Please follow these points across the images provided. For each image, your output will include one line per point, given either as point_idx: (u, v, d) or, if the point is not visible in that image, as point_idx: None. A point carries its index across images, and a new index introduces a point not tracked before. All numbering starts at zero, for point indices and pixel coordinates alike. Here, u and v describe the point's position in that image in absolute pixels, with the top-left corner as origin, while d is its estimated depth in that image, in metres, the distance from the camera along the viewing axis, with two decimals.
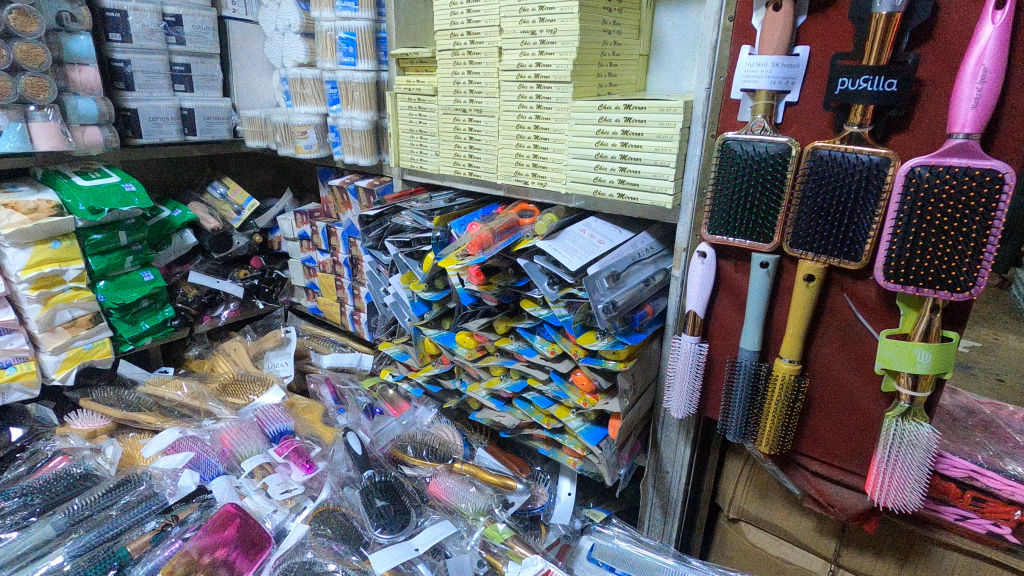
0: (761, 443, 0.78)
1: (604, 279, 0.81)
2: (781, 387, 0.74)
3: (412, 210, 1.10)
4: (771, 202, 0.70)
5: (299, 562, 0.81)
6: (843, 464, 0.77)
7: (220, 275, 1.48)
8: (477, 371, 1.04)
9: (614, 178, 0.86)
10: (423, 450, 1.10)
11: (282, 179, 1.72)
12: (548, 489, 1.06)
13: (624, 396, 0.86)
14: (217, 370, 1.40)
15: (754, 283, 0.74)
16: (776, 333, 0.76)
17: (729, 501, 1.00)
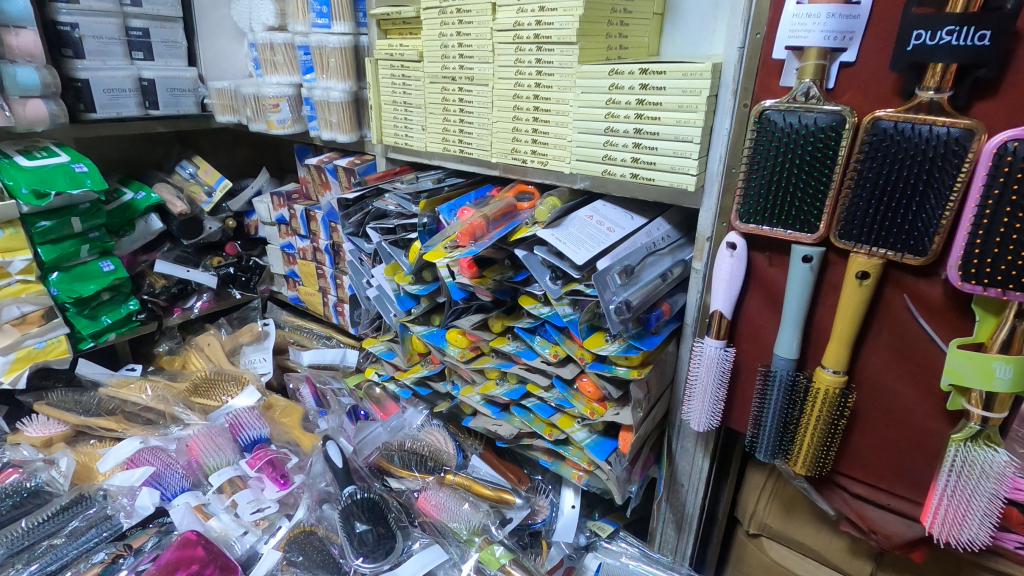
0: (796, 463, 0.68)
1: (616, 274, 0.70)
2: (823, 401, 0.64)
3: (396, 193, 0.97)
4: (819, 184, 0.59)
5: None
6: (890, 488, 0.66)
7: (191, 263, 1.36)
8: (471, 373, 0.93)
9: (626, 156, 0.74)
10: (412, 461, 1.00)
11: (260, 157, 1.58)
12: (550, 501, 0.96)
13: (638, 407, 0.76)
14: (190, 368, 1.30)
15: (795, 281, 0.63)
16: (816, 338, 0.65)
17: (749, 515, 0.90)
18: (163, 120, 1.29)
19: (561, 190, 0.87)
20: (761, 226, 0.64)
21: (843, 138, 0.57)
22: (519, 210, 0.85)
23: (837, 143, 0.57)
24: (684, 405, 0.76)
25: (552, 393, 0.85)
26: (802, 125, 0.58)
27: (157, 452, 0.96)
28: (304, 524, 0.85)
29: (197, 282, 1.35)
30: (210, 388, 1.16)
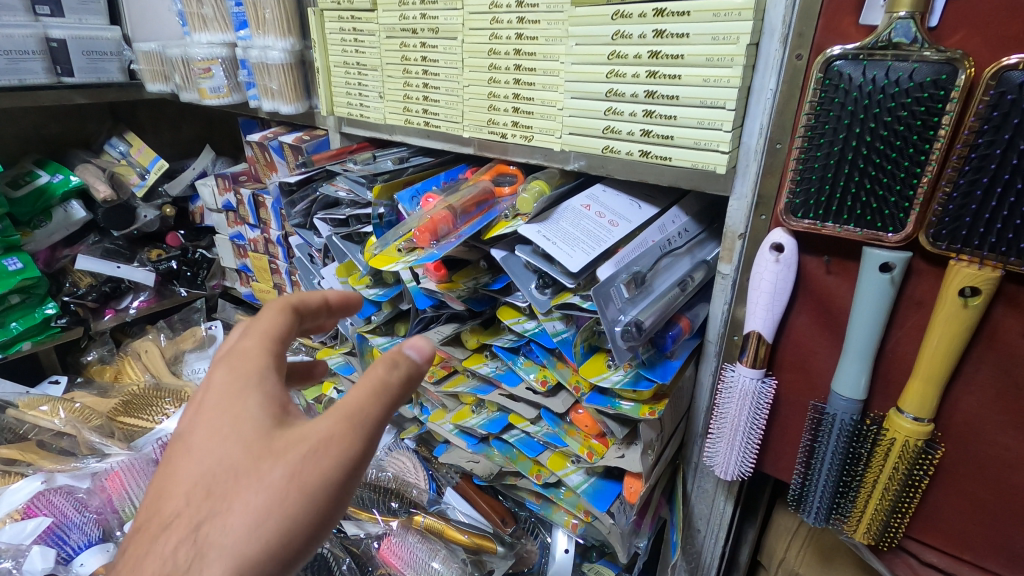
0: (857, 527, 0.52)
1: (623, 284, 0.55)
2: (899, 454, 0.48)
3: (349, 175, 0.79)
4: (912, 167, 0.42)
5: None
6: (976, 560, 0.51)
7: (123, 258, 1.17)
8: (442, 396, 0.77)
9: (635, 128, 0.56)
10: (370, 499, 0.84)
11: (209, 134, 1.40)
12: (540, 544, 0.80)
13: (648, 448, 0.60)
14: (124, 379, 1.12)
15: (867, 296, 0.47)
16: (889, 369, 0.49)
17: (777, 563, 0.75)
18: (80, 90, 1.09)
19: (550, 172, 0.70)
20: (822, 223, 0.47)
21: (952, 100, 0.39)
22: (494, 197, 0.68)
23: (944, 107, 0.40)
24: (707, 446, 0.61)
25: (540, 427, 0.69)
26: (890, 82, 0.41)
27: (65, 495, 0.79)
28: None
29: (131, 280, 1.17)
30: (143, 406, 1.00)
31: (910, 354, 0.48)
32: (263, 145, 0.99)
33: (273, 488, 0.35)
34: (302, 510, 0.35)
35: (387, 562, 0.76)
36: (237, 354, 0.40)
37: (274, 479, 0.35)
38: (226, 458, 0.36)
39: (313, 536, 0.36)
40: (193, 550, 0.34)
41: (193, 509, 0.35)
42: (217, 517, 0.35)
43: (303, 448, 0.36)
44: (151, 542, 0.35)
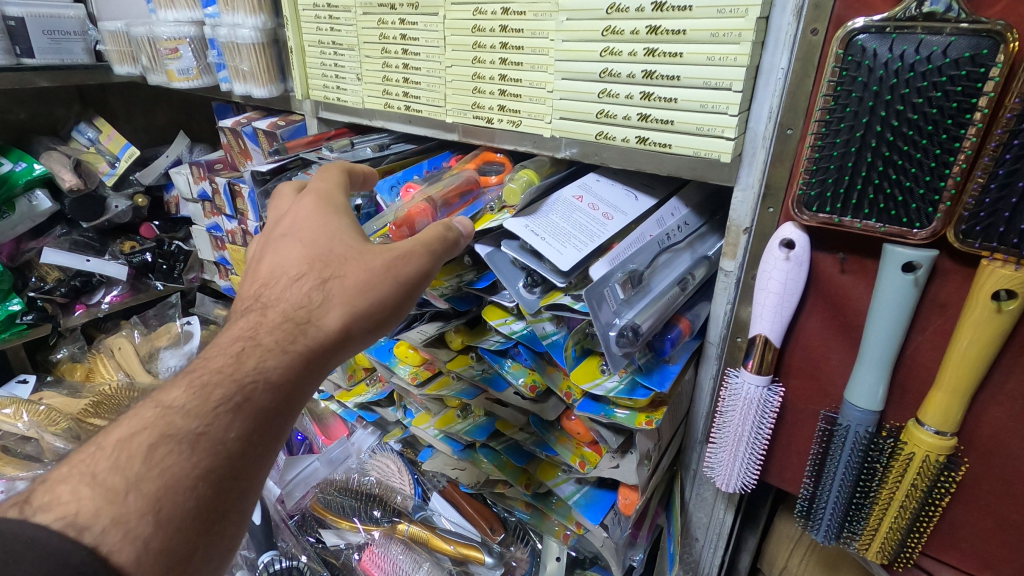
0: (870, 546, 0.48)
1: (619, 284, 0.50)
2: (918, 470, 0.44)
3: (324, 163, 0.73)
4: (943, 155, 0.37)
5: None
6: None
7: (92, 250, 1.12)
8: (425, 399, 0.73)
9: (631, 113, 0.51)
10: (352, 507, 0.79)
11: (186, 119, 1.31)
12: (532, 552, 0.75)
13: (645, 459, 0.56)
14: (97, 377, 1.08)
15: (887, 299, 0.42)
16: (908, 377, 0.45)
17: (779, 572, 0.72)
18: (42, 72, 1.02)
19: (539, 160, 0.65)
20: (838, 218, 0.42)
21: (991, 79, 0.35)
22: (479, 186, 0.63)
23: (980, 89, 0.35)
24: (707, 455, 0.57)
25: (530, 434, 0.65)
26: (921, 59, 0.36)
27: None
28: None
29: (102, 273, 1.11)
30: (114, 407, 0.95)
31: (932, 361, 0.44)
32: (236, 131, 0.93)
33: (373, 271, 0.47)
34: (391, 290, 0.47)
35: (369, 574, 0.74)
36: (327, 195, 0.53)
37: (376, 263, 0.47)
38: (333, 246, 0.48)
39: (397, 310, 0.47)
40: (315, 304, 0.44)
41: (312, 278, 0.46)
42: (331, 282, 0.45)
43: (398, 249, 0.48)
44: (271, 300, 0.45)
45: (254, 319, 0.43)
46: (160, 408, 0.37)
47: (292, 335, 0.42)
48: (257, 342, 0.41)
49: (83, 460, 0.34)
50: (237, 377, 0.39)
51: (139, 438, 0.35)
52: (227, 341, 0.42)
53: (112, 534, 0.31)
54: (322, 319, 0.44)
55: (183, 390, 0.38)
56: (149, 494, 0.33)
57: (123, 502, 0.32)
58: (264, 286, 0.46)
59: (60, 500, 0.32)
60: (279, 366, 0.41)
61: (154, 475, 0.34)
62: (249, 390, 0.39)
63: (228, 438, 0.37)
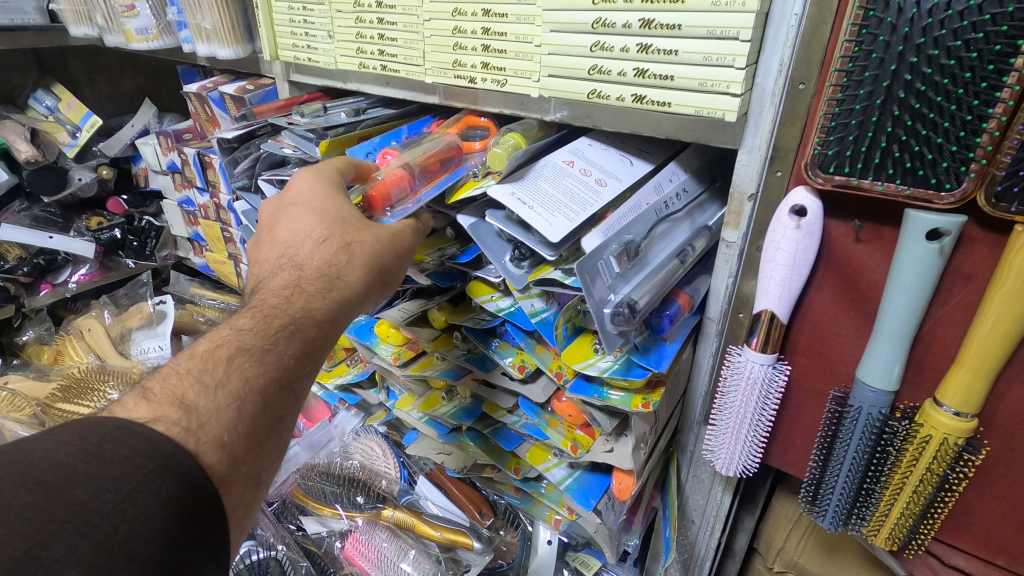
0: (878, 532, 0.46)
1: (614, 257, 0.46)
2: (936, 454, 0.41)
3: (295, 129, 0.68)
4: (979, 107, 0.33)
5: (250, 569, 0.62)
6: (1010, 565, 0.45)
7: (54, 226, 1.05)
8: (408, 380, 0.69)
9: (626, 69, 0.46)
10: (333, 493, 0.76)
11: (154, 88, 1.23)
12: (522, 534, 0.73)
13: (641, 442, 0.53)
14: (66, 360, 1.03)
15: (909, 269, 0.38)
16: (925, 353, 0.42)
17: (774, 552, 0.69)
18: None
19: (527, 123, 0.60)
20: (857, 180, 0.38)
21: None
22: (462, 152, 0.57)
23: None
24: (706, 438, 0.53)
25: (518, 417, 0.62)
26: None
27: None
28: None
29: (67, 251, 1.05)
30: (82, 392, 0.89)
31: (953, 338, 0.40)
32: (202, 97, 0.87)
33: (381, 240, 0.48)
34: (394, 263, 0.49)
35: (352, 561, 0.70)
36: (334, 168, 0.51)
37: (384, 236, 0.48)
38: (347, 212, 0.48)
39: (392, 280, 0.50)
40: (342, 263, 0.46)
41: (334, 239, 0.46)
42: (353, 246, 0.47)
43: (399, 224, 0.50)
44: (298, 254, 0.46)
45: (286, 271, 0.46)
46: (233, 330, 0.41)
47: (329, 283, 0.45)
48: (302, 285, 0.44)
49: (173, 366, 0.38)
50: (295, 307, 0.43)
51: (220, 349, 0.39)
52: (275, 280, 0.45)
53: (207, 420, 0.35)
54: (349, 277, 0.46)
55: (250, 318, 0.42)
56: (233, 391, 0.37)
57: (213, 394, 0.37)
58: (286, 243, 0.47)
59: (158, 394, 0.36)
60: (327, 304, 0.45)
61: (235, 376, 0.38)
62: (305, 317, 0.43)
63: (289, 352, 0.41)
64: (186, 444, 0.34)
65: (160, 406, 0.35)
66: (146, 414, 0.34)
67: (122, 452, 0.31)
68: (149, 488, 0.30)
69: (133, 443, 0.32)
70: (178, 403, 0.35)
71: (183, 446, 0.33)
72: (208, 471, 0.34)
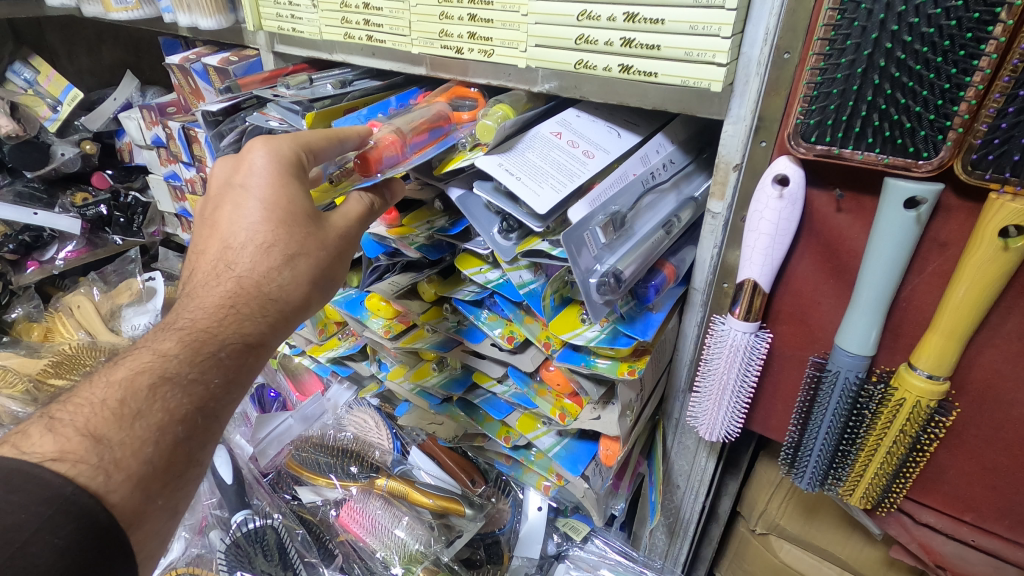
0: (854, 492, 0.48)
1: (599, 228, 0.47)
2: (909, 415, 0.42)
3: (281, 102, 0.67)
4: (957, 76, 0.33)
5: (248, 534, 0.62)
6: (977, 521, 0.47)
7: (40, 202, 1.04)
8: (399, 352, 0.70)
9: (613, 38, 0.46)
10: (327, 463, 0.75)
11: (136, 60, 1.22)
12: (512, 502, 0.77)
13: (626, 410, 0.55)
14: (56, 337, 1.03)
15: (887, 237, 0.39)
16: (901, 320, 0.43)
17: (757, 514, 0.72)
18: None
19: (515, 94, 0.59)
20: (838, 149, 0.39)
21: None
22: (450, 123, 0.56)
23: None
24: (691, 405, 0.55)
25: (508, 386, 0.64)
26: None
27: None
28: (178, 568, 0.61)
29: (53, 227, 1.04)
30: (74, 367, 0.90)
31: (929, 304, 0.41)
32: (185, 69, 0.85)
33: (328, 248, 0.46)
34: (336, 270, 0.47)
35: (347, 529, 0.70)
36: (305, 142, 0.46)
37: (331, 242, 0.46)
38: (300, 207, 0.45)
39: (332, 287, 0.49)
40: (284, 280, 0.43)
41: (278, 250, 0.44)
42: (297, 259, 0.44)
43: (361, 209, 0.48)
44: (234, 259, 0.43)
45: (225, 278, 0.43)
46: (155, 354, 0.39)
47: (265, 303, 0.43)
48: (236, 303, 0.42)
49: (88, 394, 0.37)
50: (226, 330, 0.41)
51: (140, 376, 0.38)
52: (214, 286, 0.43)
53: (122, 456, 0.35)
54: (288, 293, 0.44)
55: (176, 342, 0.40)
56: (152, 424, 0.37)
57: (129, 428, 0.36)
58: (226, 240, 0.44)
59: (70, 425, 0.35)
60: (262, 327, 0.43)
61: (157, 408, 0.37)
62: (236, 342, 0.41)
63: (217, 380, 0.40)
64: (90, 484, 0.34)
65: (68, 441, 0.34)
66: (51, 450, 0.34)
67: (14, 499, 0.31)
68: (45, 538, 0.31)
69: (30, 488, 0.32)
70: (88, 437, 0.35)
71: (85, 488, 0.33)
72: (113, 511, 0.34)
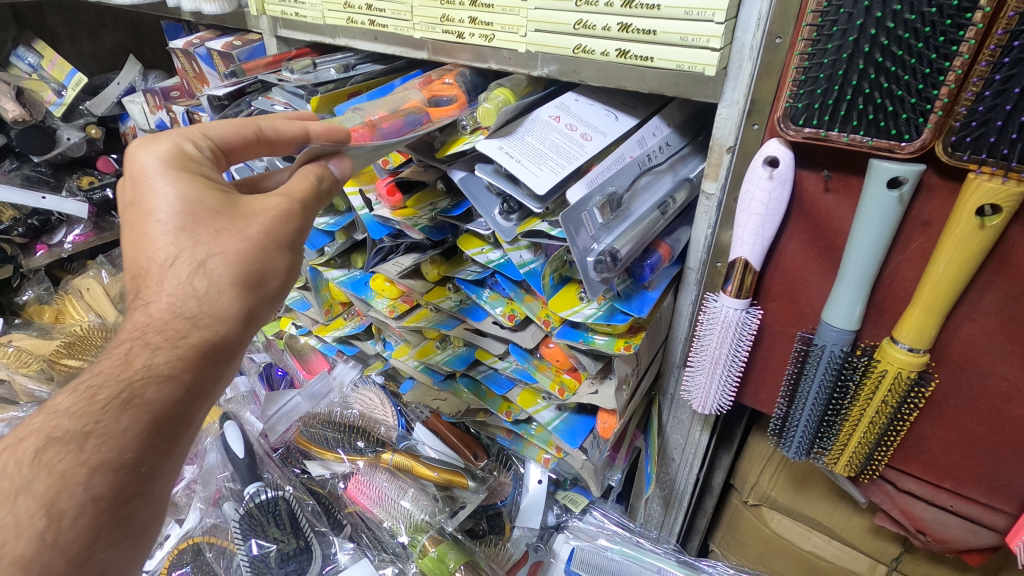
0: (838, 460, 0.50)
1: (597, 208, 0.48)
2: (890, 385, 0.44)
3: (285, 86, 0.68)
4: (938, 61, 0.35)
5: (261, 505, 0.63)
6: (956, 487, 0.50)
7: (47, 186, 1.05)
8: (404, 331, 0.72)
9: (610, 23, 0.47)
10: (336, 438, 0.78)
11: (137, 43, 1.22)
12: (513, 476, 0.80)
13: (623, 384, 0.57)
14: (66, 319, 1.05)
15: (872, 216, 0.41)
16: (884, 296, 0.45)
17: (749, 486, 0.75)
18: None
19: (516, 78, 0.60)
20: (825, 132, 0.40)
21: None
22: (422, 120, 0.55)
23: None
24: (685, 379, 0.57)
25: (509, 362, 0.66)
26: None
27: None
28: (195, 538, 0.64)
29: (60, 211, 1.05)
30: (85, 348, 0.92)
31: (911, 280, 0.43)
32: (189, 53, 0.86)
33: (251, 240, 0.41)
34: (272, 262, 0.43)
35: (355, 501, 0.72)
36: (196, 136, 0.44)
37: (252, 233, 0.41)
38: (204, 203, 0.41)
39: (280, 282, 0.44)
40: (200, 291, 0.40)
41: (185, 258, 0.40)
42: (210, 261, 0.40)
43: (285, 198, 0.43)
44: (143, 292, 0.40)
45: (138, 312, 0.39)
46: (54, 414, 0.36)
47: (182, 326, 0.39)
48: (144, 334, 0.38)
49: None
50: (131, 368, 0.37)
51: (31, 441, 0.35)
52: (130, 324, 0.39)
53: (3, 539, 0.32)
54: (215, 303, 0.40)
55: (74, 394, 0.37)
56: (38, 495, 0.33)
57: (11, 504, 0.33)
58: (140, 263, 0.40)
59: None
60: (178, 352, 0.38)
61: (44, 473, 0.34)
62: (145, 377, 0.37)
63: (122, 426, 0.36)
64: None
65: None
66: None
67: None
68: None
69: None
70: None
71: None
72: None
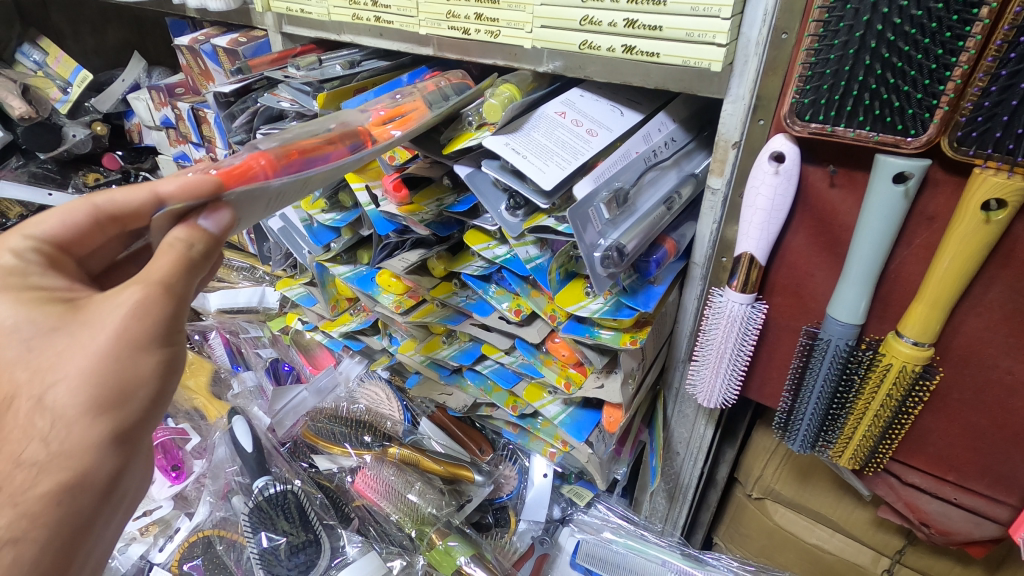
0: (842, 453, 0.51)
1: (603, 204, 0.49)
2: (895, 378, 0.45)
3: (291, 83, 0.69)
4: (944, 56, 0.35)
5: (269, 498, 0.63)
6: (960, 480, 0.50)
7: (53, 182, 1.06)
8: (410, 327, 0.72)
9: (616, 18, 0.47)
10: (343, 433, 0.80)
11: (139, 40, 1.20)
12: (518, 469, 0.80)
13: (629, 378, 0.58)
14: None
15: (878, 211, 0.41)
16: (889, 291, 0.45)
17: (753, 480, 0.76)
18: None
19: (521, 74, 0.60)
20: (831, 127, 0.41)
21: None
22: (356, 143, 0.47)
23: None
24: (690, 373, 0.58)
25: (515, 357, 0.66)
26: None
27: None
28: (205, 531, 0.65)
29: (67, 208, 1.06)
30: None
31: (916, 275, 0.44)
32: (194, 50, 0.86)
33: (97, 353, 0.35)
34: (130, 370, 0.36)
35: (362, 495, 0.72)
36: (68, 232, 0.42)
37: (99, 345, 0.35)
38: (41, 320, 0.36)
39: (157, 386, 0.37)
40: (43, 430, 0.34)
41: (26, 392, 0.34)
42: (48, 394, 0.34)
43: (142, 284, 0.35)
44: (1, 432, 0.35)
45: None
46: None
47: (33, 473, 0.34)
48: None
49: None
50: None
51: None
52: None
53: None
54: (64, 437, 0.34)
55: None
56: None
57: None
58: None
59: None
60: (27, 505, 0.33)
61: None
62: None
63: None
64: None
65: None
66: None
67: None
68: None
69: None
70: None
71: None
72: None
